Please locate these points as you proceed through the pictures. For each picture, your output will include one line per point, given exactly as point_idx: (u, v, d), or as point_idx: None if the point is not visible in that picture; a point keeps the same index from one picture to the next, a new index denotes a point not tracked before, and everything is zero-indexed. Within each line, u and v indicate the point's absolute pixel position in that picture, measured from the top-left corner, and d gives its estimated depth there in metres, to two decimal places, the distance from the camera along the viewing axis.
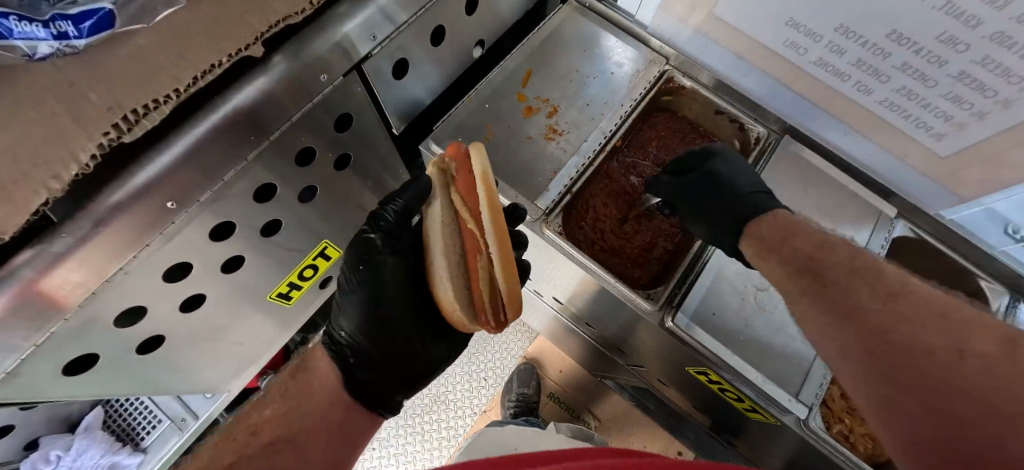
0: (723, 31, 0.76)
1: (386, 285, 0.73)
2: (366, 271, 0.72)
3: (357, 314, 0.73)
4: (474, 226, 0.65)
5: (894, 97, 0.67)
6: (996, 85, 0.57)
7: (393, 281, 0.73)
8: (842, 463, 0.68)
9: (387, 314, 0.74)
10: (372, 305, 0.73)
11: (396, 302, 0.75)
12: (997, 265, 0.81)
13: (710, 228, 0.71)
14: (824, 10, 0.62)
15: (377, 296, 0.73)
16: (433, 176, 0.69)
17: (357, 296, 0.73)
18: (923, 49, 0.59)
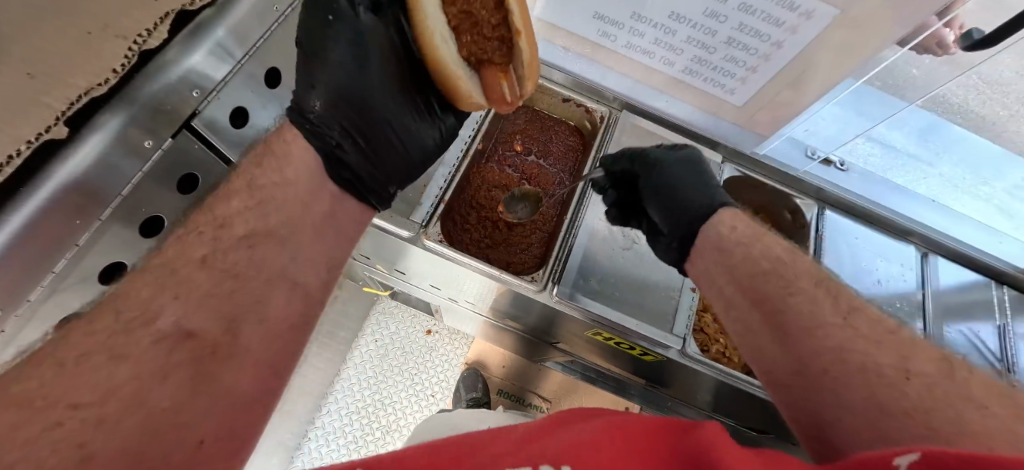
0: (547, 30, 0.85)
1: (364, 39, 0.62)
2: (343, 49, 0.61)
3: (343, 96, 0.62)
4: None
5: (691, 65, 0.80)
6: (757, 44, 0.71)
7: (369, 28, 0.62)
8: (720, 376, 0.80)
9: (369, 96, 0.64)
10: (360, 85, 0.63)
11: (379, 54, 0.64)
12: (805, 185, 0.96)
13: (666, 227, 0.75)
14: (618, 3, 0.73)
15: (355, 55, 0.62)
16: None
17: (340, 74, 0.61)
18: (698, 26, 0.72)
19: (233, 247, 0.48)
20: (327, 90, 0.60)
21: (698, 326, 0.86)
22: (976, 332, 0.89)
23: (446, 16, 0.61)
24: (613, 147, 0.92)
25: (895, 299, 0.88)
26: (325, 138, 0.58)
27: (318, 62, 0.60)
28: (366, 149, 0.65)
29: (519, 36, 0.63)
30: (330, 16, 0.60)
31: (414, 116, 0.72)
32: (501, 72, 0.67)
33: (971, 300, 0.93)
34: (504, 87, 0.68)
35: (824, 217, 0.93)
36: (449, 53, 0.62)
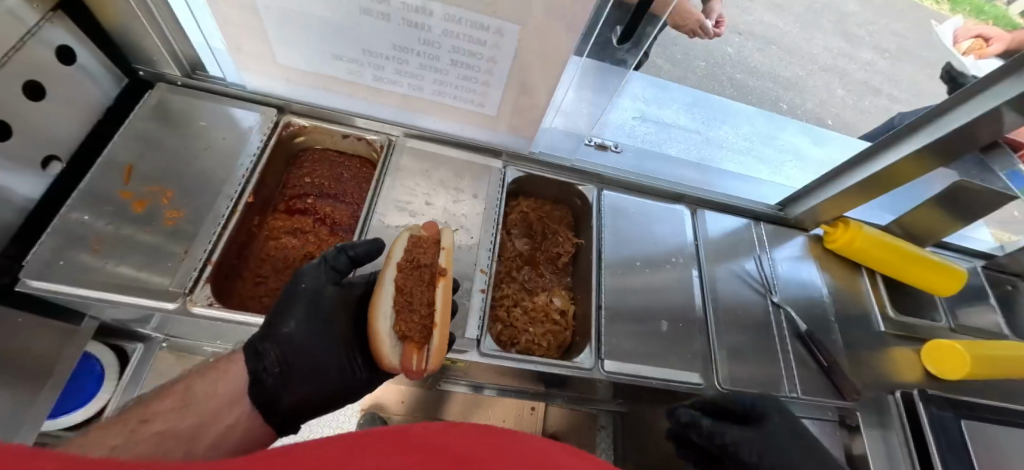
0: (298, 74, 0.85)
1: (338, 298, 0.76)
2: (309, 298, 0.73)
3: (297, 338, 0.69)
4: (411, 270, 0.76)
5: (438, 88, 0.85)
6: (478, 62, 0.78)
7: (341, 331, 0.74)
8: (521, 366, 0.83)
9: (321, 345, 0.71)
10: (313, 328, 0.71)
11: (343, 338, 0.74)
12: (583, 170, 1.06)
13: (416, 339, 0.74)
14: (345, 42, 0.77)
15: (320, 319, 0.73)
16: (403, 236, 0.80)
17: (294, 323, 0.70)
18: (422, 53, 0.78)
19: (147, 440, 0.48)
20: (298, 329, 0.70)
21: (504, 321, 0.92)
22: (739, 266, 1.06)
23: (394, 279, 0.75)
24: (389, 172, 0.93)
25: (671, 255, 1.01)
26: (259, 360, 0.65)
27: (289, 302, 0.73)
28: (292, 358, 0.67)
29: (441, 280, 0.73)
30: (320, 278, 0.75)
31: (366, 374, 0.73)
32: (416, 346, 0.70)
33: (737, 240, 1.09)
34: (416, 359, 0.70)
35: (602, 196, 1.04)
36: (383, 327, 0.70)
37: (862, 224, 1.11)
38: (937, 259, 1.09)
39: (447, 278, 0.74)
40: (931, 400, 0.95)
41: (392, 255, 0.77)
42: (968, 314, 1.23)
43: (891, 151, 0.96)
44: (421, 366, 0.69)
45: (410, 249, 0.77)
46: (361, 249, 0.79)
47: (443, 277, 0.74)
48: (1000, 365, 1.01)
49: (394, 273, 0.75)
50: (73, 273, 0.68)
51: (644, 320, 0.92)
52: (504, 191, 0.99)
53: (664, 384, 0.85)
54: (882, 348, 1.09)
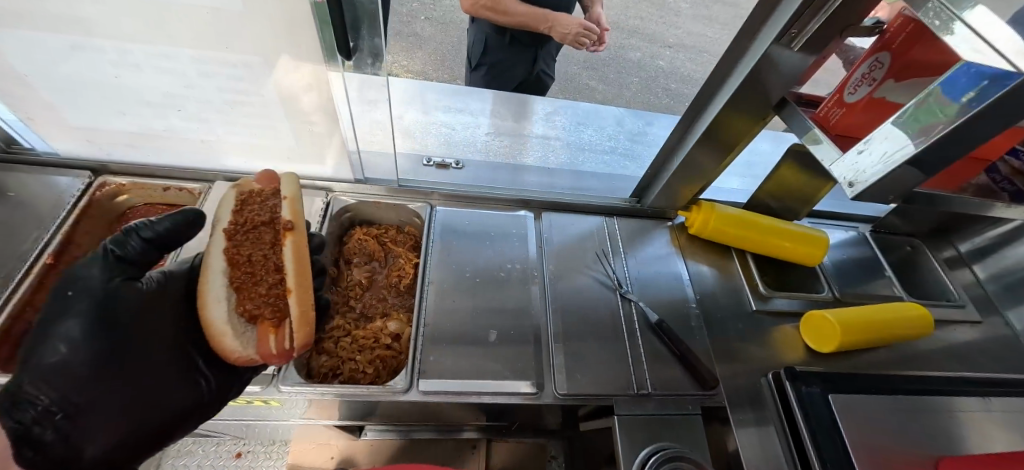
0: (100, 135, 0.89)
1: (139, 297, 0.69)
2: (94, 308, 0.64)
3: (78, 364, 0.60)
4: (260, 226, 0.81)
5: (232, 129, 0.87)
6: (250, 97, 0.81)
7: (158, 337, 0.69)
8: (325, 397, 0.80)
9: (125, 362, 0.65)
10: (106, 348, 0.63)
11: (155, 349, 0.68)
12: (416, 189, 1.06)
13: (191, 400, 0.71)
14: (121, 97, 0.80)
15: (114, 332, 0.65)
16: (229, 194, 0.84)
17: (68, 345, 0.60)
18: (196, 98, 0.81)
19: None
20: (74, 352, 0.61)
21: (326, 353, 0.89)
22: (586, 263, 1.03)
23: (224, 251, 0.77)
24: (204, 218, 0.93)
25: (507, 263, 0.98)
26: (23, 409, 0.56)
27: (63, 310, 0.63)
28: (80, 394, 0.60)
29: (288, 237, 0.78)
30: (105, 275, 0.67)
31: (197, 387, 0.71)
32: (271, 326, 0.74)
33: (588, 239, 1.08)
34: (273, 340, 0.73)
35: (434, 212, 1.04)
36: (217, 315, 0.72)
37: (715, 203, 1.09)
38: (795, 229, 1.06)
39: (295, 234, 0.79)
40: (799, 376, 0.88)
41: (219, 220, 0.79)
42: (865, 281, 1.16)
43: (702, 127, 0.97)
44: (281, 346, 0.73)
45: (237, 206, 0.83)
46: (160, 228, 0.70)
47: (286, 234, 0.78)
48: (871, 329, 0.95)
49: (240, 233, 0.79)
50: None
51: (472, 330, 0.87)
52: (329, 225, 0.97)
53: (489, 396, 0.80)
54: (759, 328, 1.03)
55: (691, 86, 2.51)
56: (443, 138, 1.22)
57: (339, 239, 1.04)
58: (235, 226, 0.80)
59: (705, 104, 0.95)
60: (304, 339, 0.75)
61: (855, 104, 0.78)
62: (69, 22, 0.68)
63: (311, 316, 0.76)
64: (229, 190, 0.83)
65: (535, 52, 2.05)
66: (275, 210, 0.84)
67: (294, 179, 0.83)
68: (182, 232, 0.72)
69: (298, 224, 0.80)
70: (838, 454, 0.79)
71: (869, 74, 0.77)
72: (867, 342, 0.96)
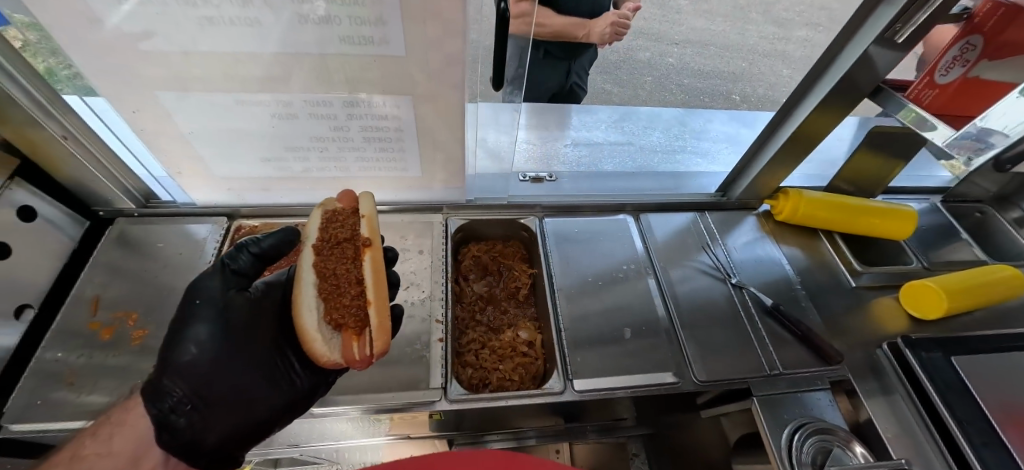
0: (238, 182, 0.95)
1: (247, 305, 0.80)
2: (217, 313, 0.75)
3: (203, 363, 0.71)
4: (340, 242, 0.88)
5: (363, 164, 0.93)
6: (386, 133, 0.87)
7: (260, 341, 0.79)
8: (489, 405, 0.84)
9: (234, 360, 0.74)
10: (223, 349, 0.73)
11: (260, 352, 0.78)
12: (522, 205, 1.12)
13: (288, 398, 0.77)
14: (268, 145, 0.86)
15: (232, 334, 0.76)
16: (316, 215, 0.91)
17: (196, 346, 0.71)
18: (337, 139, 0.86)
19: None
20: (201, 353, 0.71)
21: (472, 364, 0.94)
22: (690, 257, 1.08)
23: (314, 264, 0.85)
24: None
25: (621, 264, 1.04)
26: (163, 400, 0.66)
27: (194, 315, 0.74)
28: (203, 389, 0.69)
29: (366, 252, 0.85)
30: (222, 286, 0.79)
31: (291, 385, 0.77)
32: (354, 334, 0.81)
33: (686, 233, 1.13)
34: (356, 347, 0.79)
35: (543, 223, 1.10)
36: (308, 321, 0.79)
37: (802, 189, 1.15)
38: (883, 206, 1.12)
39: (371, 250, 0.86)
40: (917, 344, 0.94)
41: (307, 236, 0.87)
42: (944, 246, 1.22)
43: (795, 120, 1.03)
44: (363, 351, 0.79)
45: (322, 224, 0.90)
46: (266, 246, 0.85)
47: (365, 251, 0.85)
48: (977, 293, 1.00)
49: (325, 249, 0.87)
50: (53, 409, 0.72)
51: (608, 330, 0.92)
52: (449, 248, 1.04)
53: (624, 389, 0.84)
54: (860, 303, 1.08)
55: (712, 81, 2.58)
56: (528, 154, 1.29)
57: (455, 258, 1.09)
58: (322, 241, 0.87)
59: (798, 98, 1.01)
60: (382, 346, 0.80)
61: (947, 85, 0.85)
62: (245, 80, 0.73)
63: (388, 325, 0.81)
64: (317, 211, 0.90)
65: (568, 63, 2.11)
66: (355, 228, 0.91)
67: (371, 199, 0.91)
68: (281, 250, 0.86)
69: (373, 239, 0.87)
70: (971, 412, 0.84)
71: (961, 56, 0.83)
72: (969, 306, 1.01)
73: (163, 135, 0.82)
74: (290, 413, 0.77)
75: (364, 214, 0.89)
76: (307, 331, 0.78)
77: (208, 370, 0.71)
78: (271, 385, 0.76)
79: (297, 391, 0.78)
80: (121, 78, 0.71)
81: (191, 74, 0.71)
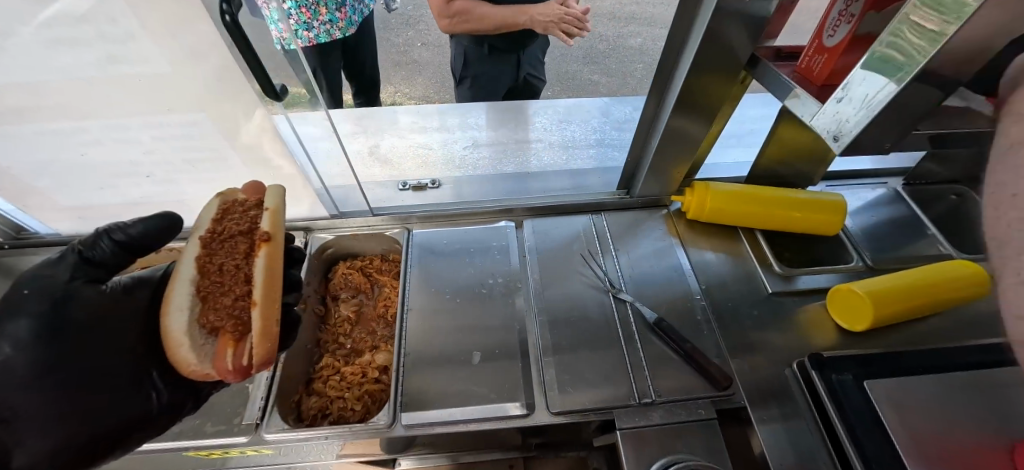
0: (88, 211, 0.94)
1: (101, 301, 0.66)
2: (49, 309, 0.61)
3: (20, 367, 0.57)
4: (234, 232, 0.75)
5: (198, 185, 0.89)
6: (204, 152, 0.82)
7: (116, 340, 0.65)
8: (310, 440, 0.77)
9: (71, 364, 0.60)
10: (50, 353, 0.59)
11: (109, 355, 0.64)
12: (394, 216, 1.04)
13: (144, 411, 0.63)
14: (91, 173, 0.84)
15: (65, 335, 0.61)
16: (213, 202, 0.80)
17: (12, 345, 0.57)
18: (155, 161, 0.83)
19: None
20: (20, 354, 0.57)
21: (318, 393, 0.87)
22: (571, 266, 0.97)
23: (197, 257, 0.72)
24: None
25: (488, 278, 0.95)
26: None
27: (19, 308, 0.60)
28: (19, 401, 0.56)
29: (262, 248, 0.72)
30: (68, 275, 0.65)
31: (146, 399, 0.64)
32: (231, 340, 0.67)
33: (573, 240, 1.02)
34: (230, 356, 0.65)
35: (413, 235, 1.02)
36: (174, 324, 0.65)
37: (710, 181, 0.99)
38: (804, 197, 0.95)
39: (272, 245, 0.73)
40: (826, 363, 0.77)
41: (196, 227, 0.75)
42: (900, 240, 1.02)
43: (672, 97, 0.89)
44: (238, 362, 0.65)
45: (218, 214, 0.78)
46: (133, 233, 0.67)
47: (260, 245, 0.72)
48: (913, 297, 0.82)
49: (215, 241, 0.74)
50: None
51: (454, 353, 0.84)
52: (306, 265, 0.97)
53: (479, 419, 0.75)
54: (777, 313, 0.91)
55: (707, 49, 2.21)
56: (422, 158, 1.20)
57: (324, 276, 1.04)
58: (209, 234, 0.74)
59: (669, 76, 0.88)
60: (267, 356, 0.66)
61: (835, 47, 0.69)
62: (23, 111, 0.71)
63: (277, 331, 0.67)
64: (213, 200, 0.78)
65: (517, 57, 2.01)
66: (256, 220, 0.78)
67: (280, 191, 0.80)
68: (154, 238, 0.68)
69: (275, 234, 0.74)
70: (883, 449, 0.67)
71: (846, 12, 0.67)
72: (906, 313, 0.83)
73: None
74: (145, 432, 0.64)
75: (268, 207, 0.77)
76: (172, 337, 0.65)
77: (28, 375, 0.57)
78: (124, 395, 0.63)
79: (155, 405, 0.64)
80: None
81: None
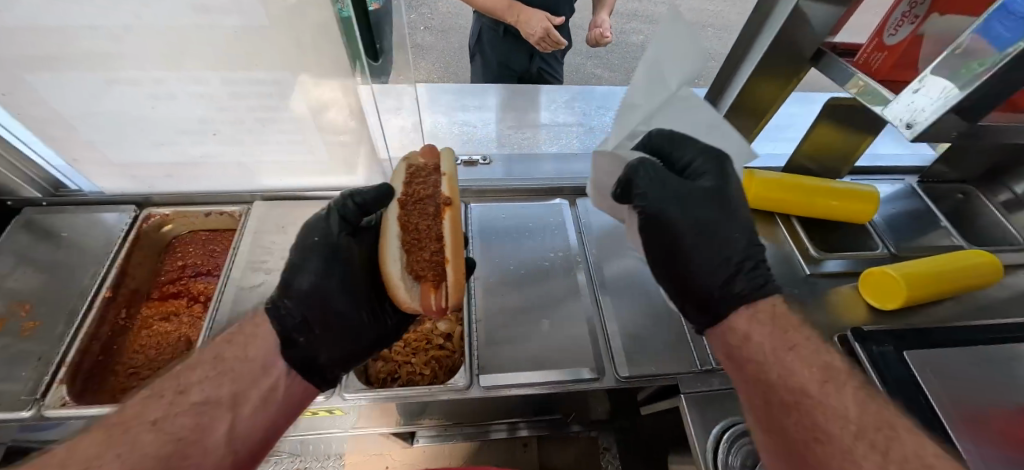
0: (141, 169, 0.90)
1: (355, 256, 0.69)
2: (330, 253, 0.65)
3: (323, 289, 0.63)
4: (426, 194, 0.74)
5: (263, 147, 0.88)
6: (279, 113, 0.81)
7: (362, 279, 0.70)
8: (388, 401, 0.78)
9: (340, 296, 0.65)
10: (331, 283, 0.64)
11: (364, 288, 0.69)
12: None
13: (381, 334, 0.70)
14: (156, 128, 0.81)
15: (339, 268, 0.66)
16: (401, 165, 0.78)
17: (313, 276, 0.63)
18: (227, 120, 0.81)
19: (185, 409, 0.50)
20: (321, 282, 0.63)
21: (383, 358, 0.88)
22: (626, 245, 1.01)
23: (399, 219, 0.72)
24: (241, 236, 0.93)
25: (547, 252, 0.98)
26: (285, 322, 0.59)
27: (303, 261, 0.64)
28: (318, 327, 0.61)
29: (445, 211, 0.70)
30: (337, 228, 0.68)
31: (390, 320, 0.71)
32: (432, 286, 0.69)
33: None
34: (433, 299, 0.69)
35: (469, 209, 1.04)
36: (394, 270, 0.67)
37: (755, 169, 1.05)
38: (841, 187, 1.02)
39: (454, 208, 0.71)
40: (869, 337, 0.85)
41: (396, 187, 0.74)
42: (917, 232, 1.12)
43: (731, 95, 0.96)
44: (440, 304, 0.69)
45: (408, 175, 0.76)
46: (368, 195, 0.69)
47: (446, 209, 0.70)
48: (937, 280, 0.91)
49: (415, 203, 0.74)
50: None
51: (527, 327, 0.86)
52: None
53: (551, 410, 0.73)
54: (814, 292, 0.99)
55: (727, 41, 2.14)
56: (467, 136, 1.21)
57: None
58: (406, 196, 0.74)
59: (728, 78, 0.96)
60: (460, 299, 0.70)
61: (896, 46, 0.75)
62: (104, 58, 0.68)
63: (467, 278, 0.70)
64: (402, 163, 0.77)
65: None
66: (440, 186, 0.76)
67: (452, 155, 0.77)
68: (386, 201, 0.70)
69: (455, 198, 0.72)
70: (922, 411, 0.75)
71: (910, 13, 0.72)
72: (932, 296, 0.92)
73: (45, 120, 0.78)
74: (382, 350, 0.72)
75: (446, 170, 0.74)
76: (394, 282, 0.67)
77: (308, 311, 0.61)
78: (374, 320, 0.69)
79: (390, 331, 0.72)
80: None
81: (56, 53, 0.67)
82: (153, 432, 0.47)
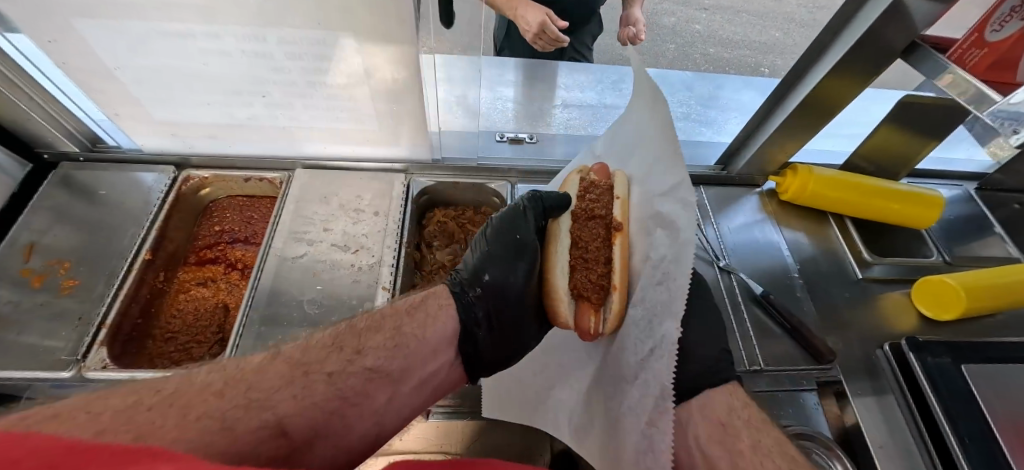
0: (183, 128, 0.87)
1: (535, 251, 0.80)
2: (521, 253, 0.78)
3: (513, 287, 0.76)
4: (600, 210, 0.86)
5: (312, 112, 0.84)
6: (334, 79, 0.77)
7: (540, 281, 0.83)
8: None
9: (521, 296, 0.77)
10: (524, 284, 0.77)
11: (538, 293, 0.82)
12: (494, 168, 1.02)
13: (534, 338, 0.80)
14: (204, 87, 0.77)
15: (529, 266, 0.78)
16: (572, 177, 0.94)
17: (511, 271, 0.77)
18: (280, 83, 0.77)
19: (359, 371, 0.59)
20: (514, 279, 0.76)
21: None
22: None
23: (570, 232, 0.88)
24: (283, 203, 0.90)
25: None
26: (471, 313, 0.73)
27: (502, 250, 0.78)
28: (501, 319, 0.75)
29: (619, 235, 0.82)
30: (529, 228, 0.80)
31: (537, 333, 0.81)
32: (592, 306, 0.78)
33: None
34: (591, 320, 0.77)
35: (515, 189, 1.01)
36: (559, 285, 0.81)
37: (813, 166, 1.01)
38: (904, 189, 0.98)
39: (623, 233, 0.83)
40: (924, 347, 0.82)
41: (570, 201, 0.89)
42: (973, 241, 1.07)
43: (797, 97, 0.92)
44: (596, 327, 0.76)
45: (584, 189, 0.90)
46: (553, 202, 0.84)
47: (618, 234, 0.82)
48: (998, 291, 0.87)
49: (582, 219, 0.88)
50: None
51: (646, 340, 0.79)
52: (409, 207, 0.93)
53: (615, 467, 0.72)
54: (866, 297, 0.96)
55: (760, 29, 1.99)
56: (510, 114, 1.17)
57: (418, 223, 1.01)
58: (582, 210, 0.88)
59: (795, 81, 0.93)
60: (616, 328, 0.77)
61: (999, 43, 0.64)
62: (161, 7, 0.64)
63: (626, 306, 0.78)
64: (576, 178, 0.92)
65: None
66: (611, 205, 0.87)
67: (627, 179, 0.87)
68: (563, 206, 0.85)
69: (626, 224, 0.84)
70: (977, 425, 0.74)
71: None
72: (992, 308, 0.89)
73: (91, 71, 0.74)
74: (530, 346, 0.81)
75: (623, 191, 0.86)
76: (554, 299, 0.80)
77: (483, 309, 0.74)
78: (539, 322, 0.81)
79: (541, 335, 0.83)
80: (25, 2, 0.62)
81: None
82: (329, 383, 0.55)
